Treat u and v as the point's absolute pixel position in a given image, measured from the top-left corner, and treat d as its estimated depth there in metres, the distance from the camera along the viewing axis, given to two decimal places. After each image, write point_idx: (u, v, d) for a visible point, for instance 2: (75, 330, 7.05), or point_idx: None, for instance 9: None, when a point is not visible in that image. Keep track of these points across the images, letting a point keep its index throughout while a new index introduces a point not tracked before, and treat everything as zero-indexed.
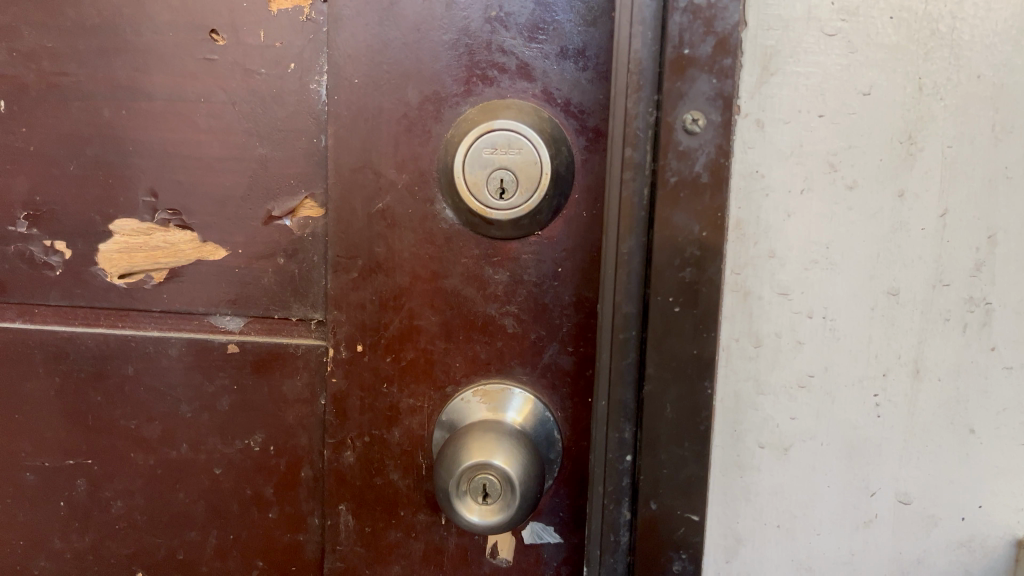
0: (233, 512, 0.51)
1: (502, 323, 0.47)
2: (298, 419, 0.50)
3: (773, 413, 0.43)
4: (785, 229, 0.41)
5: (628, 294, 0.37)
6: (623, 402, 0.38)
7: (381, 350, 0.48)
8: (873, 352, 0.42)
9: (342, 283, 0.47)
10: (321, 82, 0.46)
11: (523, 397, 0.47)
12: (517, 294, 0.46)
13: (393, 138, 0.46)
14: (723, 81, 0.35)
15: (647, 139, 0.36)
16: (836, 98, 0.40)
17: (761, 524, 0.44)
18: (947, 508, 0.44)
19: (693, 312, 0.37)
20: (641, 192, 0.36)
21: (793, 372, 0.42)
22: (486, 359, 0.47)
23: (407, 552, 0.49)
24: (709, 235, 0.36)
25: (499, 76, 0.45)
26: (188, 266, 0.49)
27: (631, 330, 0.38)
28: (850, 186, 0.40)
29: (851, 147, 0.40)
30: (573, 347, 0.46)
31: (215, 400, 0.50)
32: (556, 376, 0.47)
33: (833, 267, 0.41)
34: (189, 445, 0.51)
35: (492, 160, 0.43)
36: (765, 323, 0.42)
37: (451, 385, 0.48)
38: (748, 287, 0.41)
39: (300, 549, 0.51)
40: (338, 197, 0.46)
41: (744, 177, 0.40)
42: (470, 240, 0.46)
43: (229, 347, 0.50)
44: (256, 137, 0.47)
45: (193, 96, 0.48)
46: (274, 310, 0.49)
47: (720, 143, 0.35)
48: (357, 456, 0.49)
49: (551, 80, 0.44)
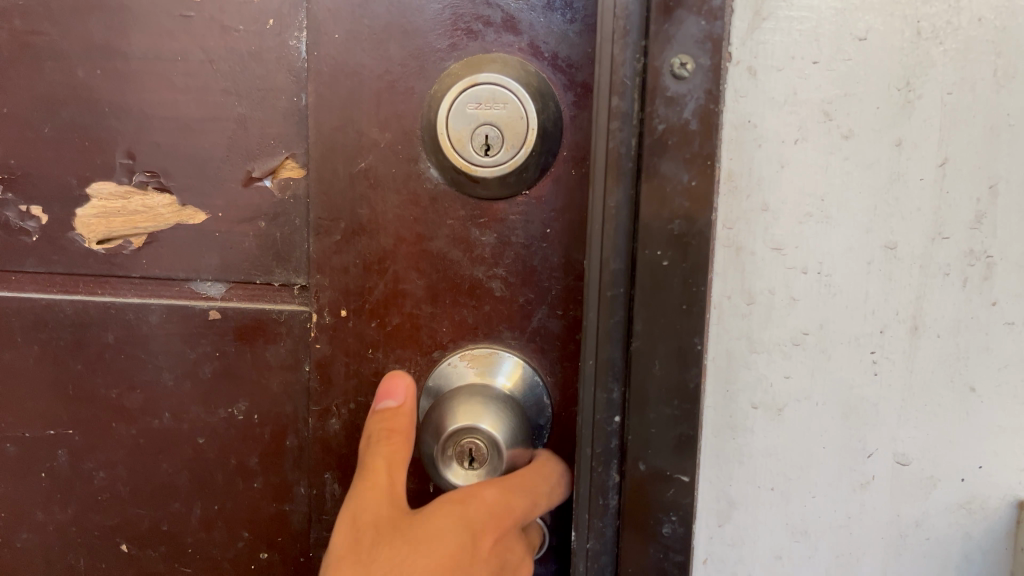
0: (217, 483, 0.50)
1: (489, 287, 0.46)
2: (282, 386, 0.48)
3: (766, 372, 0.42)
4: (779, 181, 0.40)
5: (616, 249, 0.36)
6: (611, 361, 0.37)
7: (366, 314, 0.46)
8: (869, 308, 0.41)
9: (325, 245, 0.46)
10: (301, 38, 0.45)
11: (511, 362, 0.46)
12: (504, 256, 0.45)
13: (375, 96, 0.44)
14: (712, 23, 0.33)
15: (635, 87, 0.34)
16: (831, 43, 0.38)
17: (755, 486, 0.43)
18: (946, 469, 0.42)
19: (683, 265, 0.35)
20: (628, 142, 0.35)
21: (787, 330, 0.41)
22: (474, 323, 0.46)
23: None
24: (699, 184, 0.35)
25: (484, 30, 0.43)
26: (167, 230, 0.48)
27: (619, 287, 0.36)
28: (846, 136, 0.39)
29: (846, 95, 0.39)
30: (562, 310, 0.45)
31: (198, 368, 0.49)
32: (546, 340, 0.46)
33: (828, 221, 0.40)
34: (172, 414, 0.50)
35: (476, 116, 0.42)
36: (758, 279, 0.41)
37: (437, 351, 0.46)
38: (741, 242, 0.41)
39: (287, 520, 0.50)
40: (319, 157, 0.45)
41: (736, 127, 0.39)
42: (456, 201, 0.45)
43: (211, 313, 0.48)
44: (235, 96, 0.46)
45: (169, 55, 0.46)
46: (256, 275, 0.48)
47: (710, 89, 0.34)
48: (343, 423, 0.47)
49: (537, 33, 0.43)
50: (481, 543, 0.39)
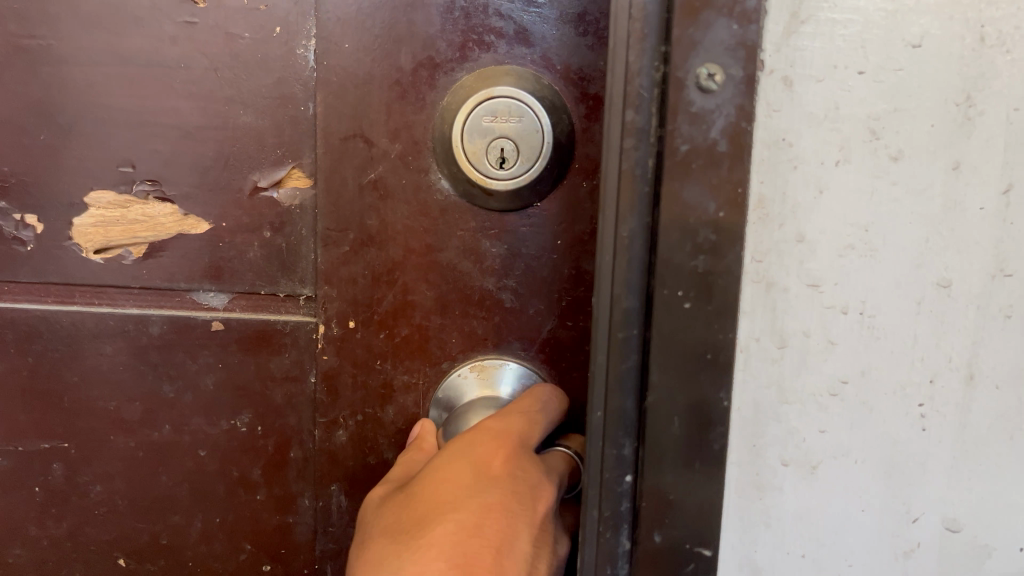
0: (218, 495, 0.49)
1: (499, 298, 0.46)
2: (286, 398, 0.48)
3: (797, 425, 0.33)
4: (816, 211, 0.31)
5: (628, 286, 0.32)
6: (622, 412, 0.33)
7: (374, 326, 0.46)
8: (917, 355, 0.32)
9: (333, 258, 0.45)
10: (309, 47, 0.44)
11: (520, 372, 0.46)
12: (514, 268, 0.45)
13: (386, 106, 0.44)
14: (745, 28, 0.30)
15: (653, 100, 0.31)
16: (880, 50, 0.30)
17: (785, 554, 0.34)
18: (1006, 538, 0.35)
19: (706, 310, 0.31)
20: (645, 163, 0.31)
21: (823, 377, 0.32)
22: (484, 334, 0.46)
23: None
24: (727, 216, 0.31)
25: (496, 42, 0.43)
26: (168, 240, 0.47)
27: (632, 329, 0.32)
28: (895, 157, 0.31)
29: (896, 109, 0.30)
30: (572, 321, 0.45)
31: (199, 380, 0.48)
32: (556, 351, 0.46)
33: (872, 261, 0.31)
34: (172, 427, 0.49)
35: (492, 128, 0.42)
36: (790, 319, 0.32)
37: (445, 361, 0.46)
38: (770, 277, 0.31)
39: (291, 532, 0.49)
40: (327, 168, 0.45)
41: (768, 147, 0.30)
42: (467, 213, 0.45)
43: (213, 324, 0.48)
44: (239, 104, 0.45)
45: (172, 62, 0.45)
46: (261, 286, 0.47)
47: (742, 105, 0.30)
48: (350, 434, 0.47)
49: (549, 45, 0.43)
50: (483, 464, 0.39)
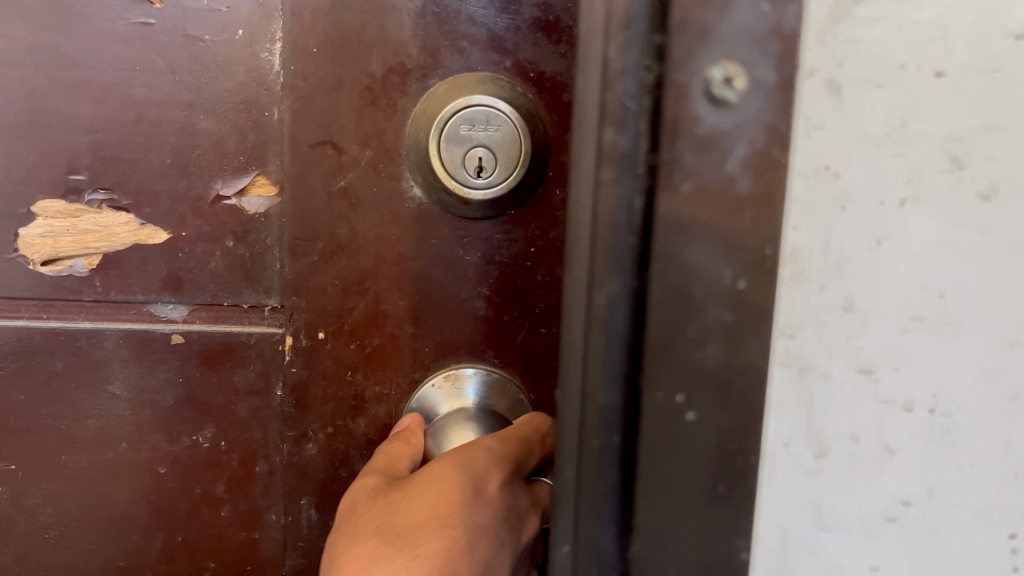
0: (179, 513, 0.48)
1: (473, 306, 0.45)
2: (251, 412, 0.47)
3: (843, 563, 0.25)
4: (874, 269, 0.23)
5: (606, 378, 0.24)
6: (599, 548, 0.25)
7: (344, 337, 0.45)
8: (1014, 475, 0.25)
9: (301, 266, 0.44)
10: (274, 51, 0.43)
11: (494, 380, 0.46)
12: (488, 275, 0.45)
13: (356, 112, 0.43)
14: (781, 9, 0.21)
15: (640, 114, 0.22)
16: (969, 38, 0.22)
17: None
18: None
19: (721, 414, 0.24)
20: (630, 205, 0.23)
21: (879, 504, 0.25)
22: (457, 342, 0.46)
23: None
24: (749, 284, 0.23)
25: (469, 47, 0.43)
26: (124, 251, 0.45)
27: (612, 436, 0.24)
28: (985, 196, 0.23)
29: (989, 126, 0.23)
30: (547, 328, 0.45)
31: (158, 395, 0.46)
32: (530, 358, 0.46)
33: (946, 340, 0.24)
34: (129, 445, 0.47)
35: (469, 137, 0.42)
36: (833, 422, 0.24)
37: (419, 371, 0.46)
38: (807, 363, 0.24)
39: (257, 548, 0.48)
40: (295, 176, 0.43)
41: (808, 177, 0.23)
42: (440, 221, 0.44)
43: (174, 337, 0.46)
44: (199, 109, 0.43)
45: (126, 65, 0.43)
46: (223, 297, 0.45)
47: (769, 123, 0.22)
48: (320, 447, 0.46)
49: (523, 52, 0.43)
50: (481, 486, 0.38)
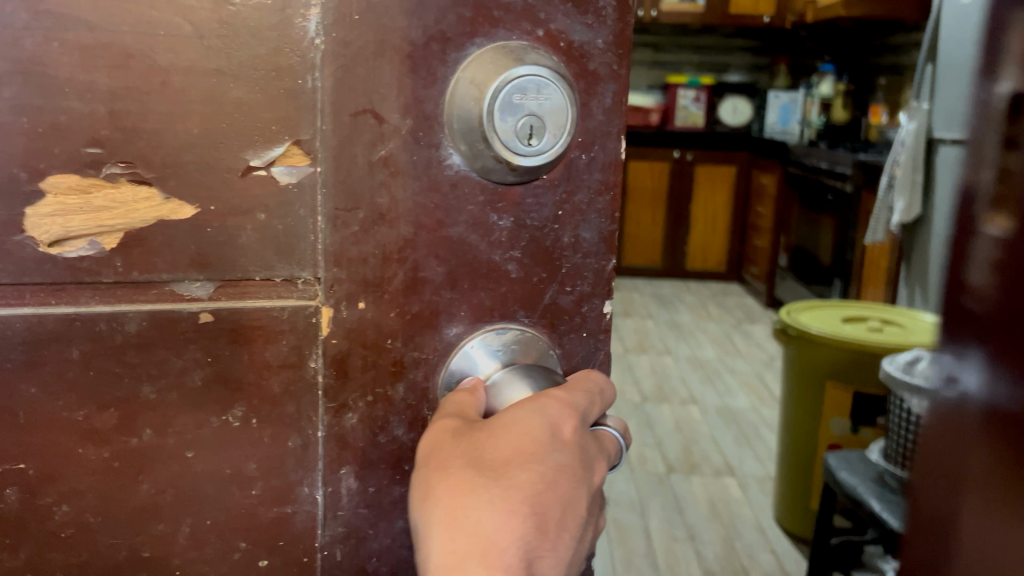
0: (208, 496, 0.46)
1: (505, 269, 0.46)
2: (283, 387, 0.45)
3: None
4: None
5: None
6: None
7: (385, 305, 0.45)
8: None
9: (344, 234, 0.44)
10: (309, 16, 0.42)
11: (523, 341, 0.47)
12: (520, 239, 0.46)
13: (397, 80, 0.42)
14: None
15: None
16: None
17: None
18: None
19: None
20: None
21: None
22: (490, 304, 0.47)
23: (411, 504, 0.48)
24: None
25: (505, 16, 0.43)
26: (145, 227, 0.42)
27: None
28: None
29: None
30: (571, 287, 0.48)
31: (185, 377, 0.44)
32: (556, 315, 0.48)
33: None
34: (154, 430, 0.44)
35: (521, 106, 0.41)
36: None
37: (446, 334, 0.46)
38: None
39: (288, 523, 0.47)
40: (335, 145, 0.43)
41: None
42: (477, 187, 0.45)
43: (202, 316, 0.43)
44: (229, 76, 0.41)
45: (151, 28, 0.40)
46: (254, 271, 0.44)
47: None
48: (361, 416, 0.46)
49: (554, 20, 0.44)
50: (559, 429, 0.41)
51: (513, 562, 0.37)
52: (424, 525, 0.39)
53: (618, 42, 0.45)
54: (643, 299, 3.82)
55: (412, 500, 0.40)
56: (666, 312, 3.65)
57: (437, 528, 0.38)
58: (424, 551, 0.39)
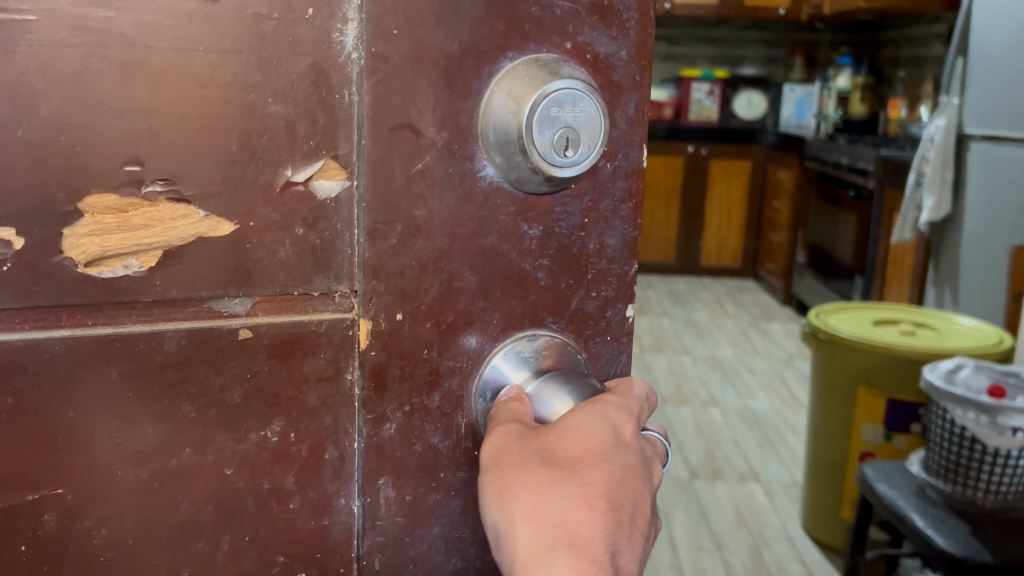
0: (247, 512, 0.45)
1: (535, 277, 0.46)
2: (320, 400, 0.45)
3: None
4: None
5: None
6: None
7: (421, 317, 0.45)
8: None
9: (382, 244, 0.43)
10: (345, 29, 0.41)
11: (551, 346, 0.47)
12: (549, 247, 0.46)
13: (433, 94, 0.42)
14: None
15: None
16: None
17: None
18: None
19: None
20: None
21: None
22: (521, 312, 0.47)
23: (446, 510, 0.48)
24: None
25: (535, 28, 0.43)
26: (185, 244, 0.41)
27: None
28: None
29: None
30: (596, 292, 0.48)
31: (224, 395, 0.43)
32: (581, 320, 0.48)
33: None
34: (194, 449, 0.43)
35: (558, 119, 0.40)
36: None
37: (474, 338, 0.46)
38: None
39: (325, 536, 0.47)
40: (373, 159, 0.42)
41: None
42: (509, 198, 0.44)
43: (241, 332, 0.43)
44: (268, 91, 0.40)
45: (188, 43, 0.39)
46: (293, 286, 0.43)
47: None
48: (398, 425, 0.46)
49: (582, 32, 0.43)
50: (620, 430, 0.43)
51: (600, 552, 0.39)
52: (505, 524, 0.41)
53: (641, 53, 0.45)
54: (657, 296, 3.80)
55: (486, 502, 0.42)
56: (681, 310, 3.63)
57: (521, 526, 0.40)
58: (507, 549, 0.41)
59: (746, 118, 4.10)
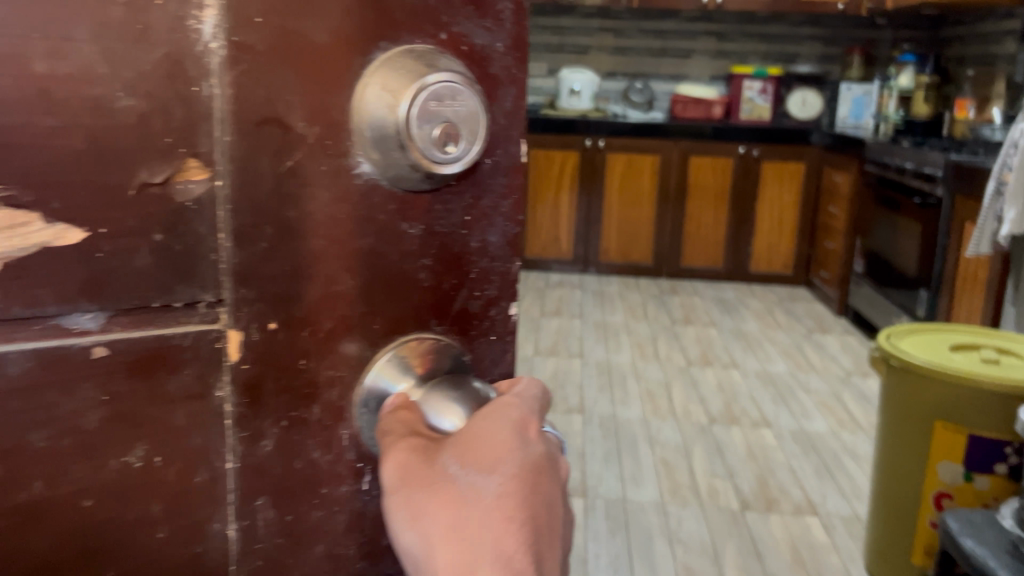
0: (108, 549, 0.41)
1: (418, 276, 0.45)
2: (188, 419, 0.42)
3: None
4: None
5: None
6: None
7: (296, 327, 0.42)
8: None
9: (248, 229, 0.40)
10: (203, 18, 0.38)
11: (434, 351, 0.46)
12: (430, 246, 0.45)
13: (301, 88, 0.39)
14: None
15: None
16: None
17: None
18: None
19: None
20: None
21: None
22: (405, 317, 0.45)
23: (330, 529, 0.47)
24: None
25: (408, 18, 0.41)
26: (25, 259, 0.37)
27: None
28: None
29: None
30: (479, 291, 0.47)
31: (79, 418, 0.39)
32: (464, 319, 0.47)
33: None
34: (45, 481, 0.39)
35: (438, 114, 0.39)
36: None
37: (350, 340, 0.44)
38: None
39: (197, 564, 0.43)
40: (239, 156, 0.39)
41: None
42: (386, 195, 0.43)
43: (95, 350, 0.39)
44: (116, 84, 0.36)
45: (20, 30, 0.34)
46: (153, 294, 0.39)
47: None
48: (277, 443, 0.44)
49: (458, 24, 0.42)
50: (523, 429, 0.41)
51: (526, 565, 0.36)
52: (424, 548, 0.38)
53: (514, 46, 0.44)
54: (703, 303, 3.64)
55: (396, 525, 0.39)
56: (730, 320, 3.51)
57: (441, 551, 0.37)
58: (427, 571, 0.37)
59: (800, 117, 3.88)
